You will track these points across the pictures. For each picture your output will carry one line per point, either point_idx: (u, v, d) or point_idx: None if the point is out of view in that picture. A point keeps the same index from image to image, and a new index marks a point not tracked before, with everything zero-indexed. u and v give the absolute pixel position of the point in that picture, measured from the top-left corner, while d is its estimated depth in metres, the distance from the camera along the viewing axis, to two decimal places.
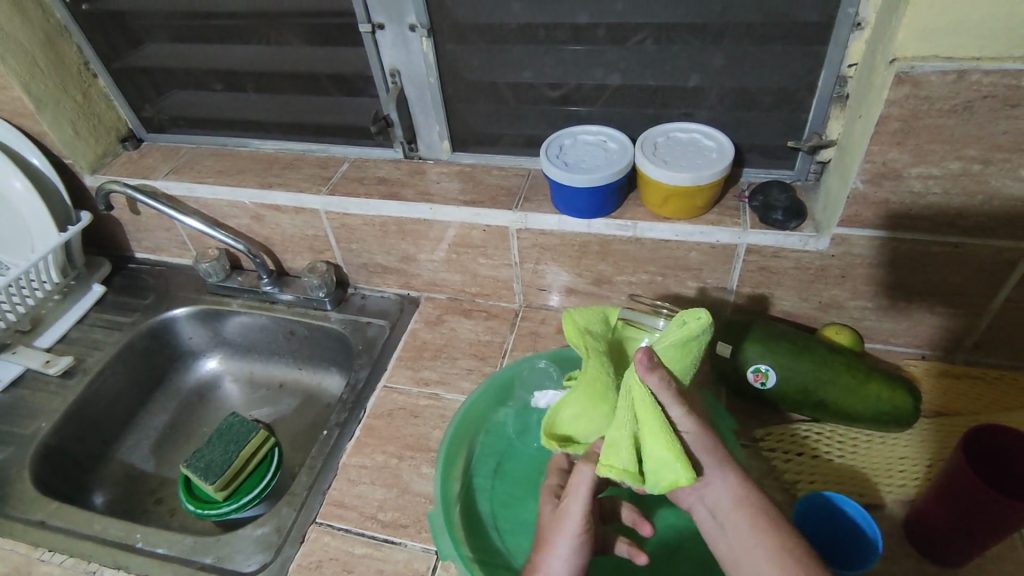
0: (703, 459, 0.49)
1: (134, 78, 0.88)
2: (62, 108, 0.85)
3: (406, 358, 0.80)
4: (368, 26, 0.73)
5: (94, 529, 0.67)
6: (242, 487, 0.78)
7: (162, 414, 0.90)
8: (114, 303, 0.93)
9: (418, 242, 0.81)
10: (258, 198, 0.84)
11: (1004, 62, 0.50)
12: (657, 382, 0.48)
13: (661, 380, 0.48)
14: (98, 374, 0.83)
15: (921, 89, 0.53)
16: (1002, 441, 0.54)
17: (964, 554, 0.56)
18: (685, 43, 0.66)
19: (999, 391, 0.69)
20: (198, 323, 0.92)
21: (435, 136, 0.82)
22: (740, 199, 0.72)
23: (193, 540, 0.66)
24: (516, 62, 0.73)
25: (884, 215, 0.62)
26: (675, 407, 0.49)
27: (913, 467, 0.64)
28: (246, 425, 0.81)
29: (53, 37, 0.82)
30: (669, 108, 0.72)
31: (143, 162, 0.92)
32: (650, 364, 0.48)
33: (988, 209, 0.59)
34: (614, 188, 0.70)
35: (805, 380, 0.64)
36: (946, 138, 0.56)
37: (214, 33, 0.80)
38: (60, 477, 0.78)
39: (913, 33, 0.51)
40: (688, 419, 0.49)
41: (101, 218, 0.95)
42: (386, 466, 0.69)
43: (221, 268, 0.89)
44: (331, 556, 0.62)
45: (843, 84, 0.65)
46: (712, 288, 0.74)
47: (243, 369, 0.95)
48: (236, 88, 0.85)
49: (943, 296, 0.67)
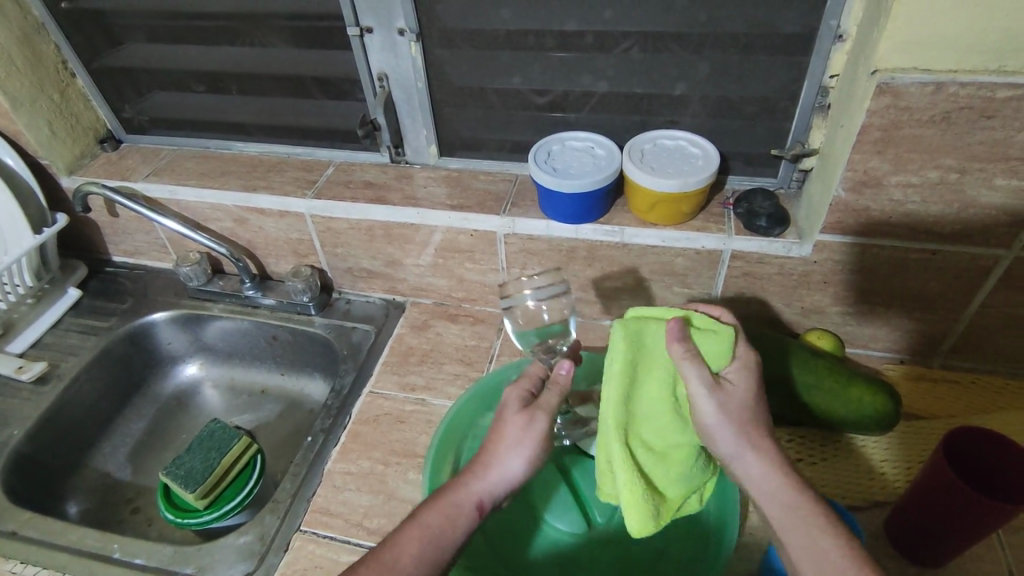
0: (733, 438, 0.49)
1: (114, 79, 0.87)
2: (39, 107, 0.83)
3: (392, 363, 0.79)
4: (356, 29, 0.72)
5: (68, 540, 0.65)
6: (224, 494, 0.77)
7: (140, 421, 0.88)
8: (90, 307, 0.91)
9: (404, 246, 0.81)
10: (242, 202, 0.82)
11: (978, 75, 0.52)
12: (680, 353, 0.49)
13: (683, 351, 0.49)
14: (73, 379, 0.81)
15: (901, 100, 0.55)
16: (980, 446, 0.56)
17: (945, 553, 0.57)
18: (671, 52, 0.67)
19: (974, 394, 0.71)
20: (177, 328, 0.90)
21: (422, 141, 0.82)
22: (725, 205, 0.73)
23: (173, 549, 0.64)
24: (504, 68, 0.73)
25: (862, 223, 0.64)
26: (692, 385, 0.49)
27: (893, 468, 0.65)
28: (227, 431, 0.80)
29: (31, 35, 0.80)
30: (655, 116, 0.73)
31: (122, 163, 0.90)
32: (681, 335, 0.49)
33: (963, 217, 0.61)
34: (602, 194, 0.70)
35: (787, 385, 0.65)
36: (923, 147, 0.57)
37: (197, 34, 0.79)
38: (32, 488, 0.75)
39: (894, 46, 0.53)
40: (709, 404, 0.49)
41: (78, 220, 0.93)
42: (372, 472, 0.68)
43: (202, 272, 0.88)
44: (315, 565, 0.61)
45: (825, 94, 0.66)
46: (697, 294, 0.75)
47: (223, 375, 0.93)
48: (219, 90, 0.84)
49: (920, 302, 0.69)
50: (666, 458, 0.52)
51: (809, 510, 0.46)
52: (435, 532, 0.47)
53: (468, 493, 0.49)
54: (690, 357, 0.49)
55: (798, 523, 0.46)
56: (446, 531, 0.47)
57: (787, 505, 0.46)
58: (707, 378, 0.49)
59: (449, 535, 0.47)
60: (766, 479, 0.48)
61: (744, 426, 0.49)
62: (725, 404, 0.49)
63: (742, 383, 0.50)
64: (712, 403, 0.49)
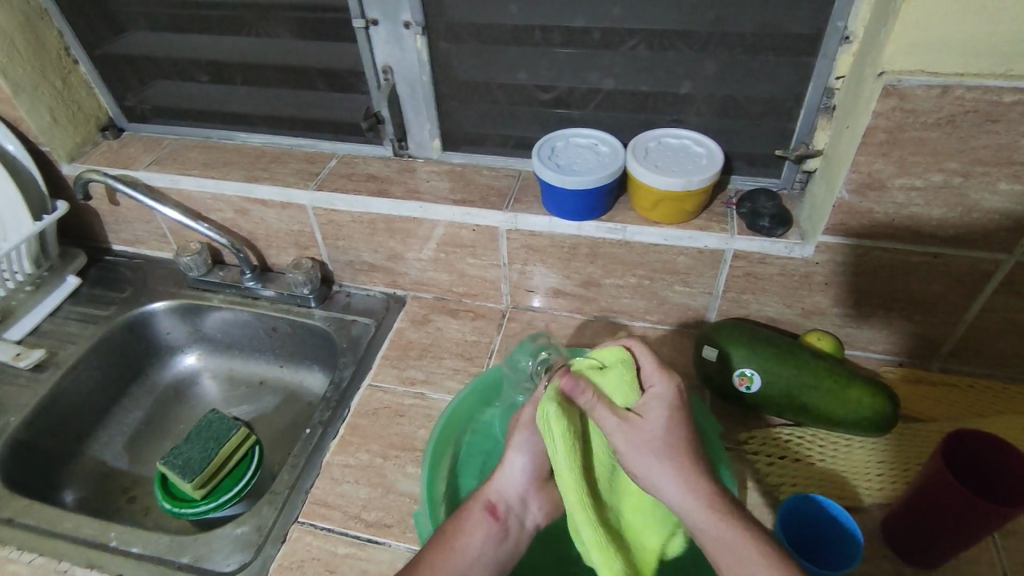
0: (650, 459, 0.50)
1: (116, 67, 0.87)
2: (40, 93, 0.83)
3: (392, 357, 0.79)
4: (362, 21, 0.72)
5: (65, 528, 0.65)
6: (222, 485, 0.77)
7: (138, 410, 0.88)
8: (89, 296, 0.90)
9: (406, 240, 0.81)
10: (243, 192, 0.82)
11: (986, 79, 0.52)
12: (589, 399, 0.51)
13: (590, 395, 0.51)
14: (71, 367, 0.81)
15: (907, 102, 0.55)
16: (982, 450, 0.56)
17: (941, 555, 0.57)
18: (677, 50, 0.67)
19: (972, 399, 0.71)
20: (177, 318, 0.90)
21: (425, 135, 0.82)
22: (728, 205, 0.73)
23: (170, 539, 0.64)
24: (510, 64, 0.73)
25: (866, 225, 0.64)
26: (608, 418, 0.51)
27: (890, 470, 0.65)
28: (225, 422, 0.79)
29: (34, 21, 0.80)
30: (660, 114, 0.73)
31: (123, 152, 0.90)
32: (577, 388, 0.51)
33: (965, 222, 0.61)
34: (605, 191, 0.70)
35: (788, 385, 0.65)
36: (928, 150, 0.57)
37: (201, 23, 0.79)
38: (29, 475, 0.75)
39: (901, 48, 0.53)
40: (620, 429, 0.51)
41: (78, 208, 0.93)
42: (371, 465, 0.68)
43: (203, 262, 0.87)
44: (313, 557, 0.61)
45: (830, 96, 0.66)
46: (698, 293, 0.75)
47: (222, 366, 0.93)
48: (223, 80, 0.84)
49: (921, 306, 0.69)
50: (618, 488, 0.55)
51: (726, 523, 0.48)
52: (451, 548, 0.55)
53: (479, 502, 0.58)
54: (596, 402, 0.51)
55: (725, 530, 0.47)
56: (465, 543, 0.55)
57: (715, 532, 0.48)
58: (615, 415, 0.51)
59: (465, 548, 0.55)
60: (688, 497, 0.49)
61: (665, 449, 0.51)
62: (638, 432, 0.51)
63: (649, 413, 0.52)
64: (622, 426, 0.51)
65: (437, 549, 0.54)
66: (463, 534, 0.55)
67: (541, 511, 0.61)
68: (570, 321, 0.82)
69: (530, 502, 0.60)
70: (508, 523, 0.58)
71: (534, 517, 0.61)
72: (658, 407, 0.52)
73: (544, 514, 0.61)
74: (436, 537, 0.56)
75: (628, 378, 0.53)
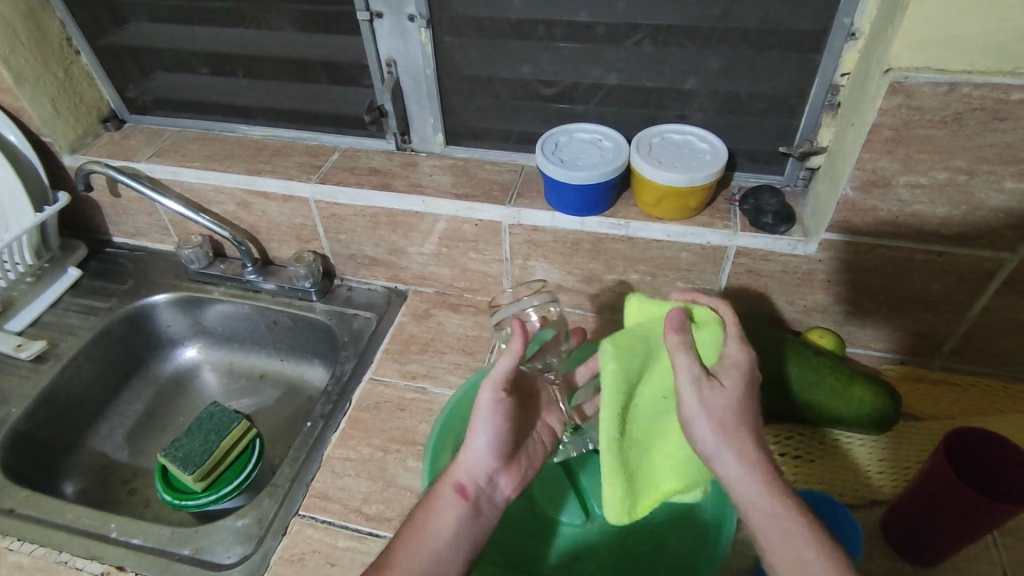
0: (720, 434, 0.47)
1: (118, 58, 0.86)
2: (43, 84, 0.82)
3: (393, 350, 0.79)
4: (366, 14, 0.72)
5: (66, 518, 0.65)
6: (222, 477, 0.77)
7: (138, 403, 0.88)
8: (90, 288, 0.90)
9: (408, 234, 0.81)
10: (245, 184, 0.82)
11: (993, 76, 0.52)
12: (676, 342, 0.49)
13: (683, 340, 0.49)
14: (71, 359, 0.81)
15: (913, 100, 0.54)
16: (986, 449, 0.55)
17: (942, 552, 0.57)
18: (682, 46, 0.67)
19: (973, 398, 0.71)
20: (178, 310, 0.90)
21: (428, 129, 0.81)
22: (730, 202, 0.73)
23: (170, 531, 0.64)
24: (514, 58, 0.73)
25: (869, 222, 0.64)
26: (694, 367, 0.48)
27: (891, 467, 0.65)
28: (226, 415, 0.79)
29: (36, 11, 0.79)
30: (664, 110, 0.73)
31: (125, 143, 0.89)
32: (680, 325, 0.49)
33: (970, 220, 0.61)
34: (609, 186, 0.70)
35: (789, 381, 0.65)
36: (933, 148, 0.57)
37: (204, 14, 0.78)
38: (29, 466, 0.75)
39: (908, 45, 0.53)
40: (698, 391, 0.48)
41: (79, 199, 0.92)
42: (372, 459, 0.68)
43: (204, 255, 0.87)
44: (313, 549, 0.61)
45: (835, 92, 0.66)
46: (701, 289, 0.75)
47: (222, 359, 0.93)
48: (225, 72, 0.84)
49: (924, 304, 0.69)
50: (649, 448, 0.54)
51: (793, 515, 0.44)
52: (424, 532, 0.50)
53: (448, 483, 0.53)
54: (685, 347, 0.48)
55: (793, 528, 0.43)
56: (436, 528, 0.51)
57: (773, 520, 0.44)
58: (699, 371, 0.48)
59: (438, 532, 0.50)
60: (762, 480, 0.46)
61: (737, 425, 0.47)
62: (719, 397, 0.48)
63: (731, 379, 0.49)
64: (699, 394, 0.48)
65: (409, 533, 0.51)
66: (436, 515, 0.51)
67: (514, 486, 0.56)
68: (571, 316, 0.82)
69: (500, 479, 0.55)
70: (480, 504, 0.53)
71: (508, 492, 0.56)
72: (736, 373, 0.49)
73: (518, 488, 0.56)
74: (407, 523, 0.52)
75: (719, 331, 0.51)
